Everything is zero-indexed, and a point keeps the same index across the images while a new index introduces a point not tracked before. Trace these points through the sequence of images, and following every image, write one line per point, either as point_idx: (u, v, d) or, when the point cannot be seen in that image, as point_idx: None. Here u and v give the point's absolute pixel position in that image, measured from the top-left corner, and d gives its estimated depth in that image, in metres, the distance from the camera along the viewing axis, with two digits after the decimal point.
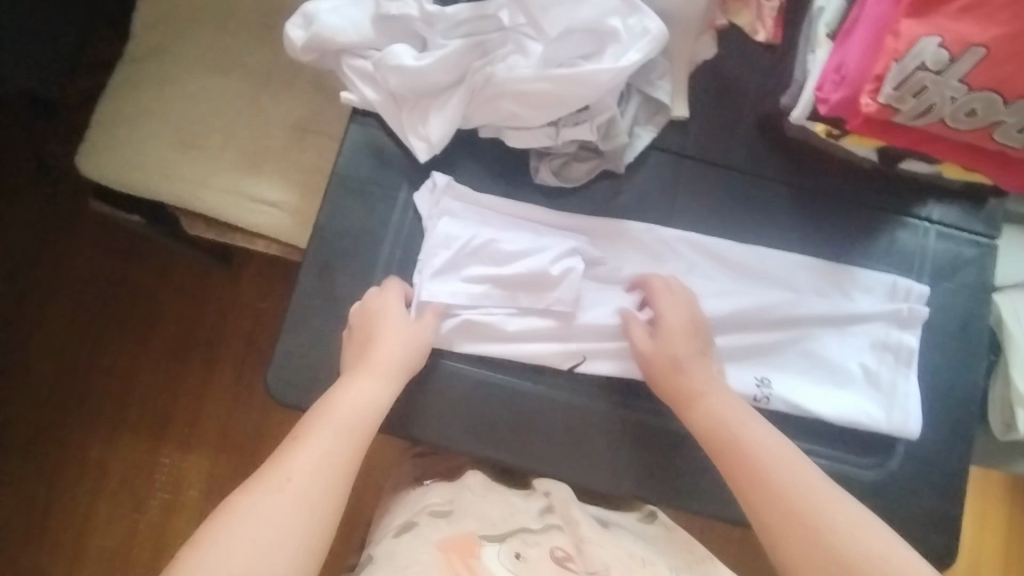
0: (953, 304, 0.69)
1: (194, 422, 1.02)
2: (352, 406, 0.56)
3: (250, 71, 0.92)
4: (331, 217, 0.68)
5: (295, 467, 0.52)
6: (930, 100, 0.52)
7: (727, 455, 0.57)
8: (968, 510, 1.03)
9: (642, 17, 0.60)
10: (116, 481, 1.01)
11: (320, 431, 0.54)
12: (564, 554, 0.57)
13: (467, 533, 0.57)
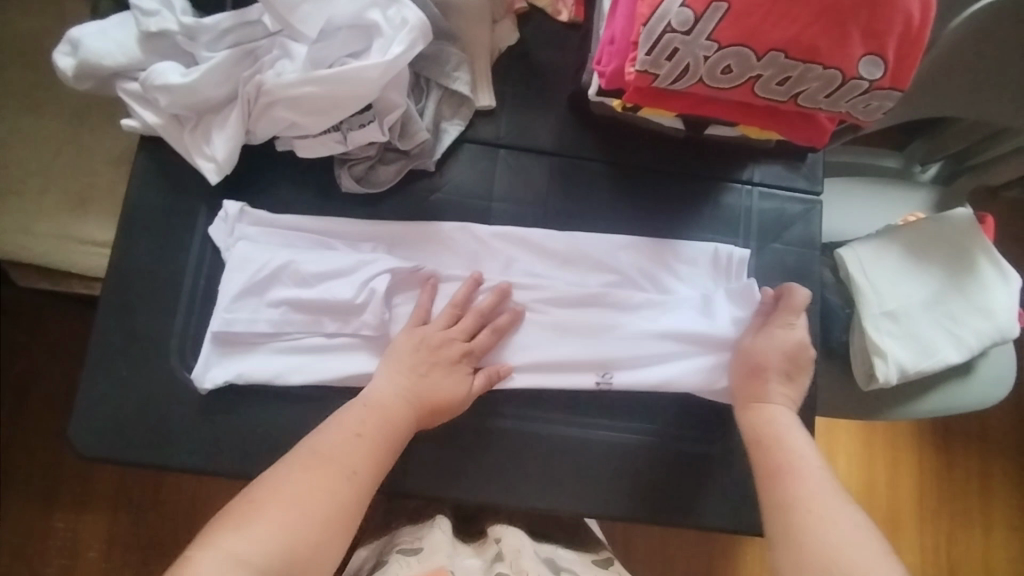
0: (783, 261, 0.69)
1: (85, 480, 0.98)
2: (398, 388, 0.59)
3: (66, 105, 0.88)
4: (127, 252, 0.64)
5: (348, 446, 0.54)
6: (685, 61, 0.50)
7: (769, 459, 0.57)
8: (873, 461, 1.03)
9: (400, 6, 0.55)
10: (5, 555, 0.96)
11: (373, 411, 0.57)
12: None
13: (439, 567, 0.54)
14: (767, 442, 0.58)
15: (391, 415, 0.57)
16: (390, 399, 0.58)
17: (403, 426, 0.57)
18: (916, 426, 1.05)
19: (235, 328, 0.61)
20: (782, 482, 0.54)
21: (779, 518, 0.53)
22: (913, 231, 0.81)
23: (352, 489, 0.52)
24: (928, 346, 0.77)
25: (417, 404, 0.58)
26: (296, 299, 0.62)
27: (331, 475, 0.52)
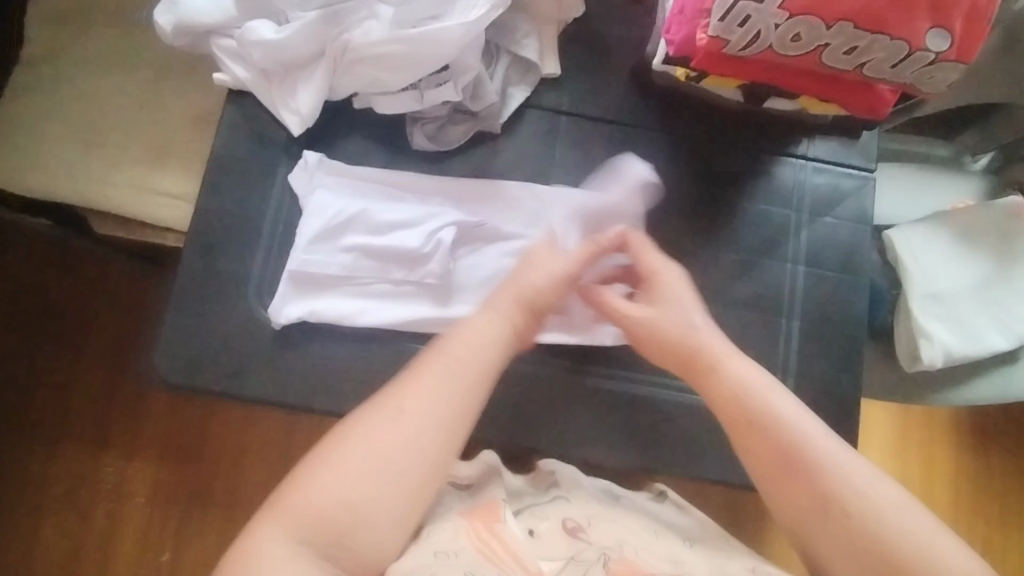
0: (837, 235, 0.70)
1: (133, 429, 1.04)
2: (466, 331, 0.53)
3: (150, 66, 0.93)
4: (211, 197, 0.69)
5: (408, 399, 0.49)
6: (756, 28, 0.52)
7: (755, 435, 0.50)
8: (909, 451, 1.04)
9: None
10: (59, 493, 1.03)
11: (439, 358, 0.51)
12: (574, 524, 0.56)
13: (490, 500, 0.55)
14: (706, 368, 0.54)
15: (472, 356, 0.51)
16: (470, 344, 0.52)
17: (482, 367, 0.51)
18: (953, 419, 1.05)
19: (310, 269, 0.65)
20: (786, 482, 0.48)
21: (792, 504, 0.47)
22: (961, 218, 0.82)
23: (404, 432, 0.47)
24: (973, 331, 0.78)
25: (499, 344, 0.53)
26: (368, 246, 0.66)
27: (385, 427, 0.47)
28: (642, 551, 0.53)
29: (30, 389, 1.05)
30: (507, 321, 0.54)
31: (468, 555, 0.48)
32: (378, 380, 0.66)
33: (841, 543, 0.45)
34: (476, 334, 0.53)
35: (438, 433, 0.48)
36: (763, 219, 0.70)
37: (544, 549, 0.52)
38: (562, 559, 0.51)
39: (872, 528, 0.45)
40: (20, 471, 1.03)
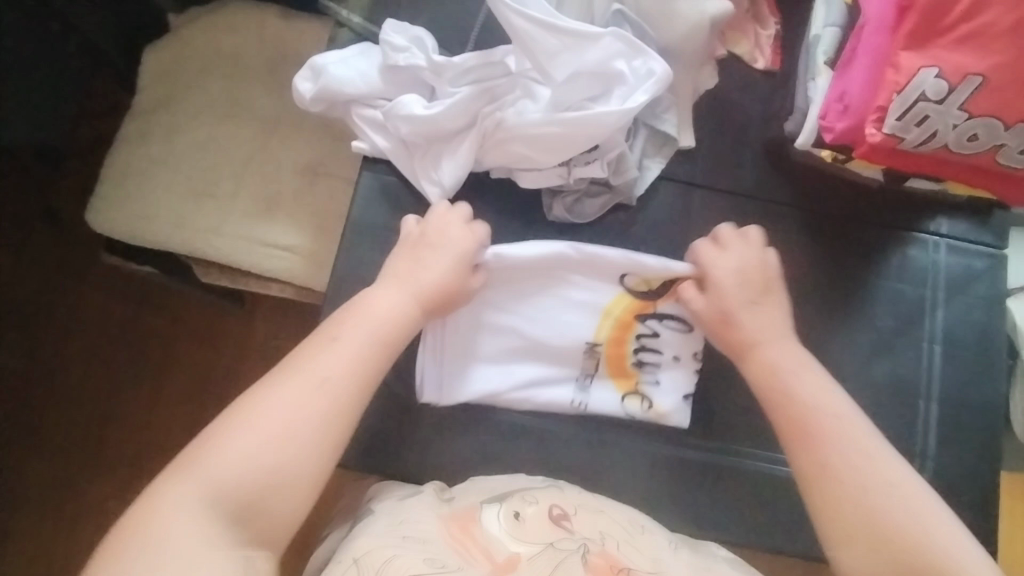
0: (970, 317, 0.70)
1: None
2: (339, 351, 0.55)
3: (259, 117, 0.93)
4: (348, 264, 0.69)
5: (272, 406, 0.52)
6: (933, 128, 0.53)
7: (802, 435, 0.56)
8: None
9: (647, 59, 0.60)
10: None
11: (302, 377, 0.53)
12: (562, 512, 0.57)
13: (469, 504, 0.58)
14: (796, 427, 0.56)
15: (373, 328, 0.57)
16: (352, 356, 0.55)
17: (385, 339, 0.57)
18: None
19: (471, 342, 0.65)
20: (828, 484, 0.53)
21: (833, 500, 0.53)
22: None
23: (282, 445, 0.51)
24: None
25: (373, 336, 0.57)
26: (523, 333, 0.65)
27: (298, 380, 0.53)
28: (625, 546, 0.56)
29: (112, 425, 1.05)
30: (408, 304, 0.59)
31: (442, 548, 0.53)
32: (513, 452, 0.66)
33: (868, 534, 0.51)
34: (380, 306, 0.58)
35: (340, 391, 0.54)
36: (896, 299, 0.70)
37: (521, 532, 0.55)
38: (543, 546, 0.54)
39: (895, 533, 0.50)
40: (99, 506, 1.03)
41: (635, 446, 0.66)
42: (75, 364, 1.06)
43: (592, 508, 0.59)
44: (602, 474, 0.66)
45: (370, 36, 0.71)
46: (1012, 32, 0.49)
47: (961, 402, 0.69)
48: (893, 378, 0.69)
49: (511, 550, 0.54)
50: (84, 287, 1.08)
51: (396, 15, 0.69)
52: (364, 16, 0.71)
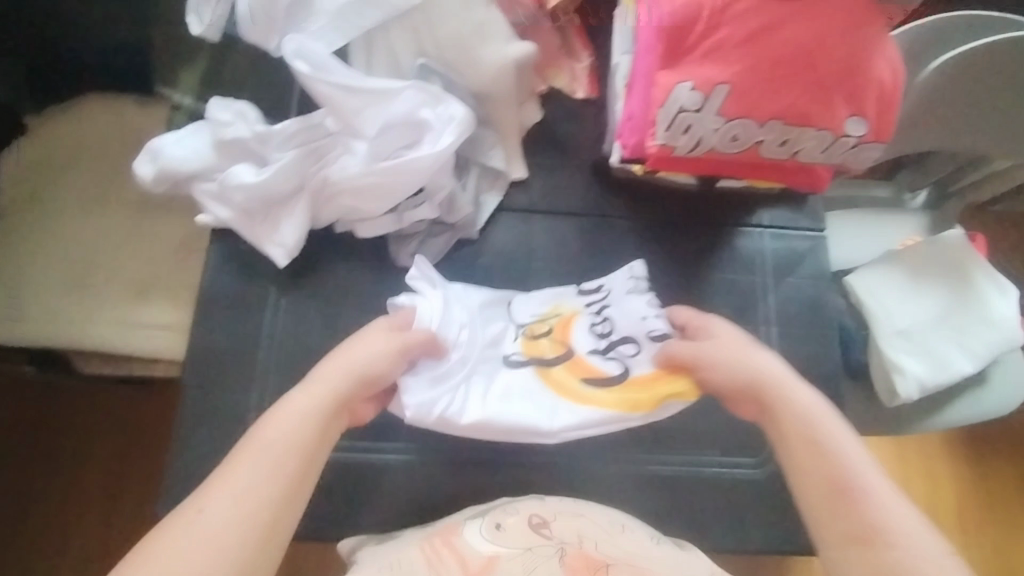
0: (799, 294, 0.76)
1: None
2: (295, 413, 0.54)
3: (125, 204, 0.94)
4: (205, 334, 0.70)
5: (238, 476, 0.50)
6: (698, 134, 0.58)
7: (779, 408, 0.59)
8: (902, 478, 1.07)
9: (447, 104, 0.64)
10: None
11: (263, 437, 0.52)
12: (541, 518, 0.61)
13: (451, 520, 0.62)
14: (762, 397, 0.60)
15: (294, 429, 0.53)
16: (300, 424, 0.53)
17: (306, 436, 0.53)
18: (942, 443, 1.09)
19: (434, 406, 0.61)
20: (806, 450, 0.56)
21: (807, 460, 0.55)
22: (910, 254, 0.89)
23: (244, 513, 0.48)
24: (942, 359, 0.84)
25: (318, 411, 0.55)
26: (495, 378, 0.64)
27: (259, 444, 0.52)
28: (602, 543, 0.60)
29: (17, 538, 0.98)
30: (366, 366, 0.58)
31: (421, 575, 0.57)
32: (388, 493, 0.68)
33: (848, 517, 0.52)
34: (345, 358, 0.58)
35: (294, 436, 0.53)
36: (731, 291, 0.75)
37: (504, 541, 0.59)
38: (521, 551, 0.59)
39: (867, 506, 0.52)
40: None
41: (504, 467, 0.69)
42: None
43: (570, 512, 0.62)
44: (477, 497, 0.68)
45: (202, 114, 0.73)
46: (742, 47, 0.55)
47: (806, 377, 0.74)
48: None
49: (484, 554, 0.58)
50: None
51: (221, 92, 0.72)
52: (194, 95, 0.73)
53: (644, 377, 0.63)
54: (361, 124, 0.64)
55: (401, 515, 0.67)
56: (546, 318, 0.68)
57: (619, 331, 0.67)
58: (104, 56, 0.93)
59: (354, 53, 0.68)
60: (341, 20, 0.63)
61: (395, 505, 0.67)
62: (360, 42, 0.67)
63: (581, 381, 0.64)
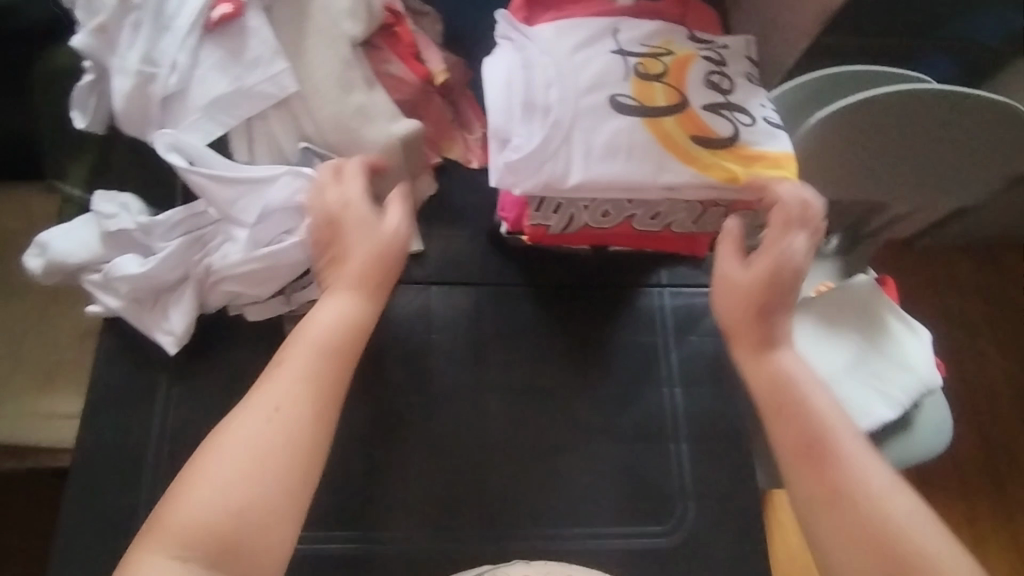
0: (703, 351, 0.76)
1: None
2: (245, 439, 0.47)
3: (34, 291, 0.91)
4: (89, 431, 0.68)
5: (187, 521, 0.44)
6: (569, 212, 0.58)
7: (792, 412, 0.50)
8: None
9: None
10: None
11: (218, 460, 0.47)
12: None
13: None
14: (780, 398, 0.50)
15: (252, 458, 0.47)
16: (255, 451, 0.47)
17: (284, 452, 0.47)
18: None
19: (516, 153, 0.55)
20: (774, 417, 0.50)
21: (826, 466, 0.47)
22: (823, 303, 0.93)
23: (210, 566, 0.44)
24: (861, 406, 0.86)
25: (285, 423, 0.48)
26: (589, 137, 0.55)
27: (250, 418, 0.48)
28: None
29: None
30: (358, 298, 0.54)
31: None
32: None
33: (843, 543, 0.46)
34: (334, 315, 0.54)
35: (291, 393, 0.49)
36: (634, 351, 0.75)
37: None
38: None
39: (853, 476, 0.47)
40: None
41: (406, 551, 0.66)
42: None
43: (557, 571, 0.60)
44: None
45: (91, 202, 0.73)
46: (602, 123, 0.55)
47: (710, 436, 0.73)
48: (646, 429, 0.73)
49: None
50: None
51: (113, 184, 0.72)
52: (82, 185, 0.73)
53: (745, 151, 0.58)
54: (239, 212, 0.64)
55: None
56: (657, 50, 0.59)
57: (737, 95, 0.60)
58: None
59: (235, 141, 0.66)
60: (216, 111, 0.63)
61: None
62: (240, 130, 0.65)
63: (690, 138, 0.57)
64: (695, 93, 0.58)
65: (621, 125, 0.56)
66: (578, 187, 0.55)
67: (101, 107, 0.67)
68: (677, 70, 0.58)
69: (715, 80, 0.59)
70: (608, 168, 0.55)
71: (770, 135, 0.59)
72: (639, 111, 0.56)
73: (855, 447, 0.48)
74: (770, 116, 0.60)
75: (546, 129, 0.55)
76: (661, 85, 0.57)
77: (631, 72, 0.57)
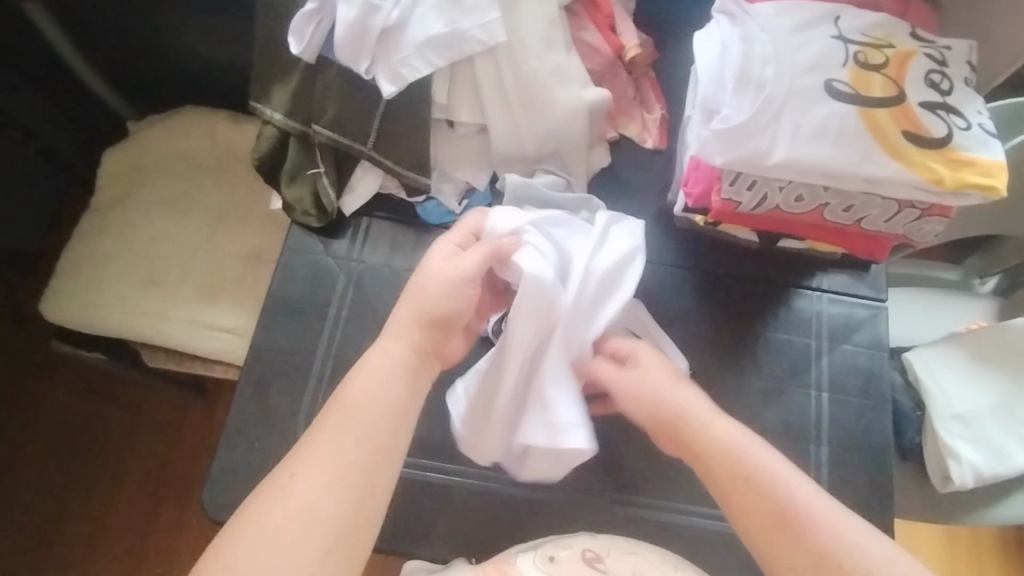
0: (855, 361, 0.74)
1: (165, 560, 1.05)
2: (305, 492, 0.50)
3: (209, 211, 0.98)
4: (265, 336, 0.74)
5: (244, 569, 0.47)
6: (762, 191, 0.62)
7: (747, 486, 0.55)
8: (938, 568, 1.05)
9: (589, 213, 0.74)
10: None
11: (274, 506, 0.50)
12: (595, 554, 0.59)
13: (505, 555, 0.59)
14: (738, 475, 0.55)
15: (320, 505, 0.50)
16: (322, 508, 0.50)
17: (351, 495, 0.51)
18: (978, 537, 1.07)
19: (726, 124, 0.59)
20: (749, 500, 0.54)
21: (782, 543, 0.52)
22: (979, 339, 0.84)
23: None
24: (1005, 452, 0.78)
25: (345, 469, 0.51)
26: (800, 118, 0.58)
27: (302, 483, 0.51)
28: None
29: (67, 520, 1.06)
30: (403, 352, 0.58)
31: None
32: (420, 511, 0.68)
33: None
34: (370, 379, 0.56)
35: (344, 459, 0.52)
36: (784, 350, 0.74)
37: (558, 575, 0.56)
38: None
39: (828, 537, 0.51)
40: None
41: (535, 497, 0.69)
42: (29, 461, 1.09)
43: (624, 548, 0.59)
44: (511, 524, 0.68)
45: (295, 131, 0.76)
46: (811, 109, 0.58)
47: (853, 450, 0.71)
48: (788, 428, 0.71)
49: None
50: (49, 380, 1.12)
51: (315, 123, 0.74)
52: (285, 111, 0.75)
53: (959, 155, 0.58)
54: None
55: (424, 537, 0.68)
56: (879, 42, 0.61)
57: (956, 97, 0.60)
58: (207, 71, 1.02)
59: (437, 83, 0.72)
60: (428, 49, 0.68)
61: (421, 526, 0.68)
62: (445, 72, 0.72)
63: (902, 132, 0.58)
64: (913, 90, 0.59)
65: (832, 114, 0.58)
66: (778, 166, 0.58)
67: (315, 36, 0.70)
68: (900, 65, 0.60)
69: (935, 79, 0.61)
70: (814, 151, 0.58)
71: (983, 142, 0.58)
72: (854, 98, 0.59)
73: (824, 501, 0.53)
74: (986, 124, 0.59)
75: (757, 104, 0.58)
76: (880, 76, 0.59)
77: (850, 60, 0.60)
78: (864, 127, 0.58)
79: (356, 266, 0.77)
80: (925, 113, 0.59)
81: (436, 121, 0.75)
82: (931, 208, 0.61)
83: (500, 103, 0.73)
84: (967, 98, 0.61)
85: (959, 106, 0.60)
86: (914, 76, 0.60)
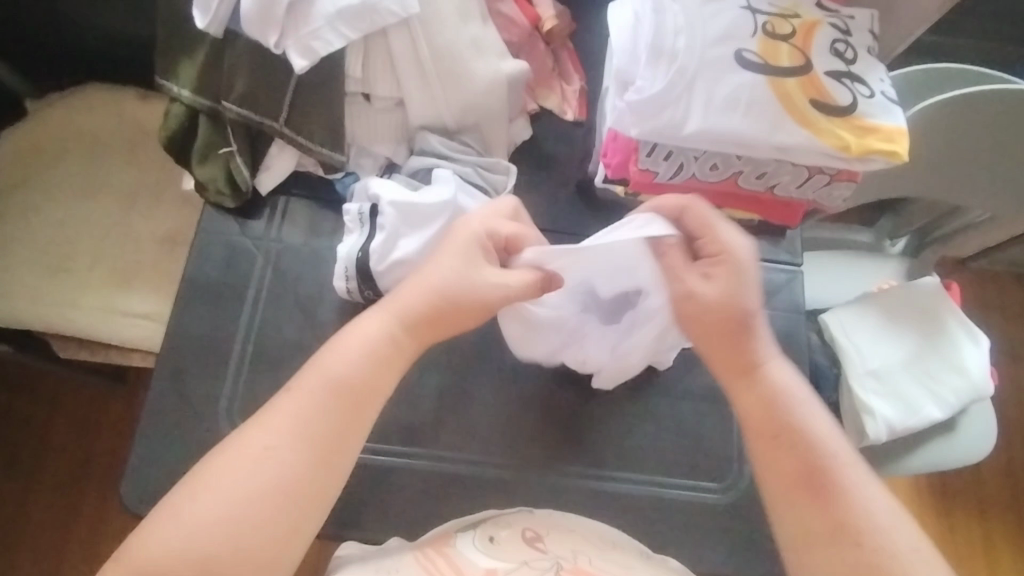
0: (772, 322, 0.76)
1: (92, 556, 1.01)
2: (332, 372, 0.55)
3: (119, 193, 0.93)
4: (181, 323, 0.71)
5: (258, 442, 0.52)
6: (678, 161, 0.63)
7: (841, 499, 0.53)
8: None
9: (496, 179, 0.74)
10: None
11: (288, 407, 0.54)
12: (535, 534, 0.59)
13: (445, 530, 0.60)
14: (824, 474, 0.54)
15: (304, 428, 0.53)
16: (309, 424, 0.53)
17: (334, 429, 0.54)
18: (893, 486, 1.14)
19: (641, 94, 0.59)
20: (778, 447, 0.56)
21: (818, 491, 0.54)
22: (888, 298, 0.88)
23: (267, 477, 0.51)
24: (914, 405, 0.83)
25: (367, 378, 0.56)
26: (712, 87, 0.59)
27: (292, 406, 0.54)
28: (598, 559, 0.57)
29: None
30: (392, 327, 0.57)
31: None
32: (350, 492, 0.68)
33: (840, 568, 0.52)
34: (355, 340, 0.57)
35: (306, 418, 0.53)
36: None
37: (497, 553, 0.57)
38: (516, 564, 0.57)
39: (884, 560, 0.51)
40: None
41: (466, 471, 0.69)
42: None
43: (563, 527, 0.60)
44: (442, 500, 0.68)
45: (204, 108, 0.72)
46: (722, 80, 0.59)
47: None
48: (710, 392, 0.74)
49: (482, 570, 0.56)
50: None
51: (225, 98, 0.71)
52: (193, 89, 0.71)
53: (863, 122, 0.60)
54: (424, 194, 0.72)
55: (352, 515, 0.67)
56: (785, 12, 0.62)
57: (860, 66, 0.62)
58: (110, 46, 0.96)
59: (351, 56, 0.69)
60: (339, 21, 0.65)
61: (350, 507, 0.67)
62: (359, 45, 0.69)
63: (808, 101, 0.59)
64: (819, 60, 0.61)
65: (743, 83, 0.59)
66: (692, 136, 0.59)
67: (221, 9, 0.66)
68: (806, 35, 0.61)
69: (840, 48, 0.62)
70: (727, 121, 0.58)
71: (886, 109, 0.60)
72: (763, 67, 0.59)
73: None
74: (888, 91, 0.61)
75: (669, 76, 0.58)
76: (786, 45, 0.60)
77: (758, 30, 0.60)
78: (775, 95, 0.59)
79: (274, 247, 0.75)
80: (829, 82, 0.60)
81: (352, 94, 0.73)
82: (839, 173, 0.63)
83: (417, 76, 0.71)
84: (871, 65, 0.62)
85: (864, 74, 0.62)
86: (820, 45, 0.61)
